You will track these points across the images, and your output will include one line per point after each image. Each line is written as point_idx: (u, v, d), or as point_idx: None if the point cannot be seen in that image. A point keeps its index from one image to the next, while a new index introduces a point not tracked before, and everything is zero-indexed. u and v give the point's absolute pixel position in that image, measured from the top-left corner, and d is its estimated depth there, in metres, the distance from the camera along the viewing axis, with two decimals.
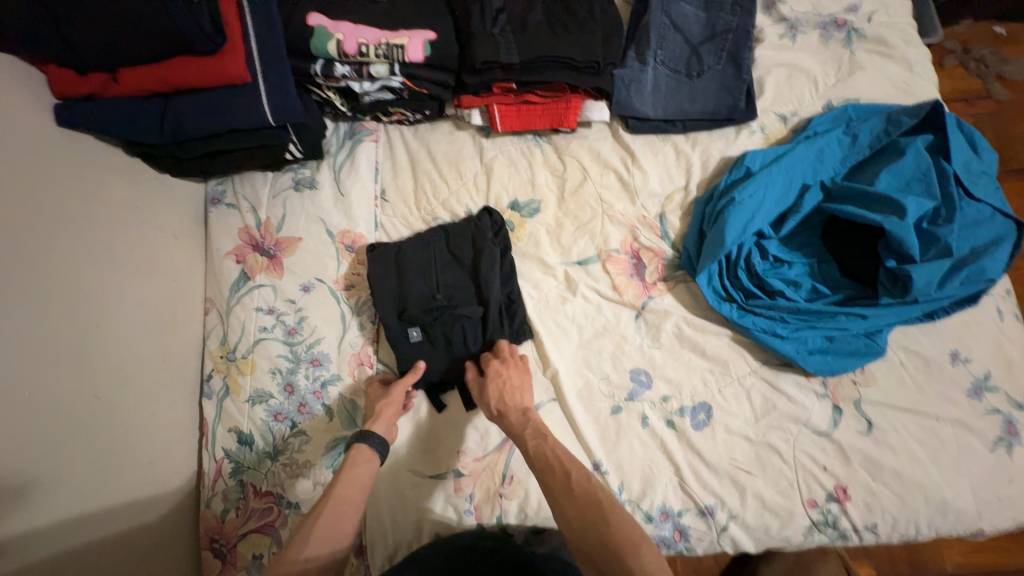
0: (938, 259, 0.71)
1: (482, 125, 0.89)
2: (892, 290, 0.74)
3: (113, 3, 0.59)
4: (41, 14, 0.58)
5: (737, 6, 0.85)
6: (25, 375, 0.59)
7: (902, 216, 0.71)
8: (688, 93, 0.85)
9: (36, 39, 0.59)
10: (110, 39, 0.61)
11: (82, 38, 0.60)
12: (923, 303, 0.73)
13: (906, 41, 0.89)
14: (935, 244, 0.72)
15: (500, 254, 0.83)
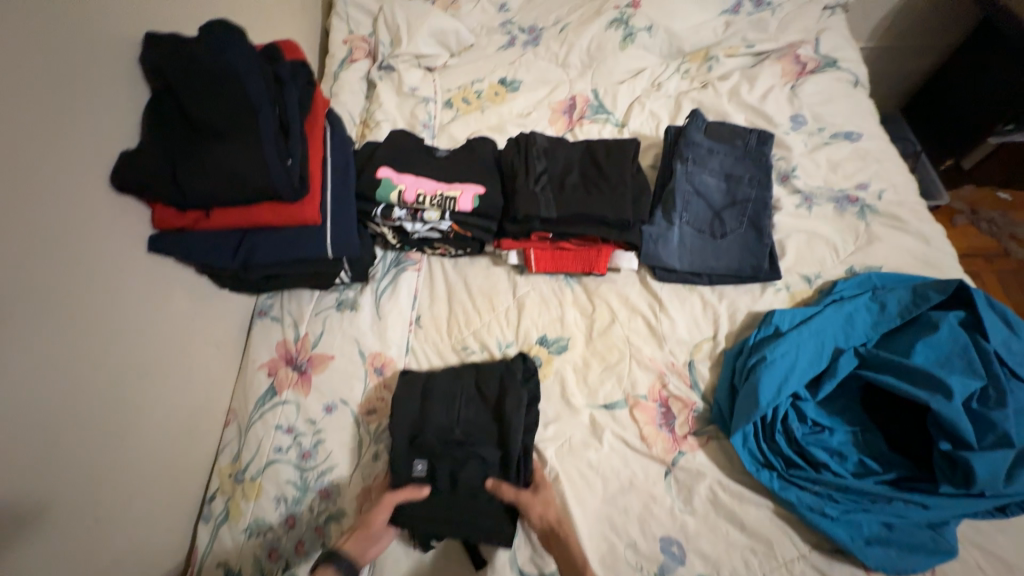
0: (998, 447, 0.66)
1: (517, 263, 0.97)
2: (953, 477, 0.68)
3: (225, 164, 0.69)
4: (167, 171, 0.69)
5: (754, 180, 0.95)
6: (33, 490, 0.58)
7: (949, 395, 0.69)
8: (713, 251, 0.91)
9: (155, 188, 0.69)
10: (215, 190, 0.70)
11: (193, 189, 0.69)
12: (993, 499, 0.66)
13: (919, 218, 0.96)
14: (991, 430, 0.68)
15: (526, 396, 0.82)
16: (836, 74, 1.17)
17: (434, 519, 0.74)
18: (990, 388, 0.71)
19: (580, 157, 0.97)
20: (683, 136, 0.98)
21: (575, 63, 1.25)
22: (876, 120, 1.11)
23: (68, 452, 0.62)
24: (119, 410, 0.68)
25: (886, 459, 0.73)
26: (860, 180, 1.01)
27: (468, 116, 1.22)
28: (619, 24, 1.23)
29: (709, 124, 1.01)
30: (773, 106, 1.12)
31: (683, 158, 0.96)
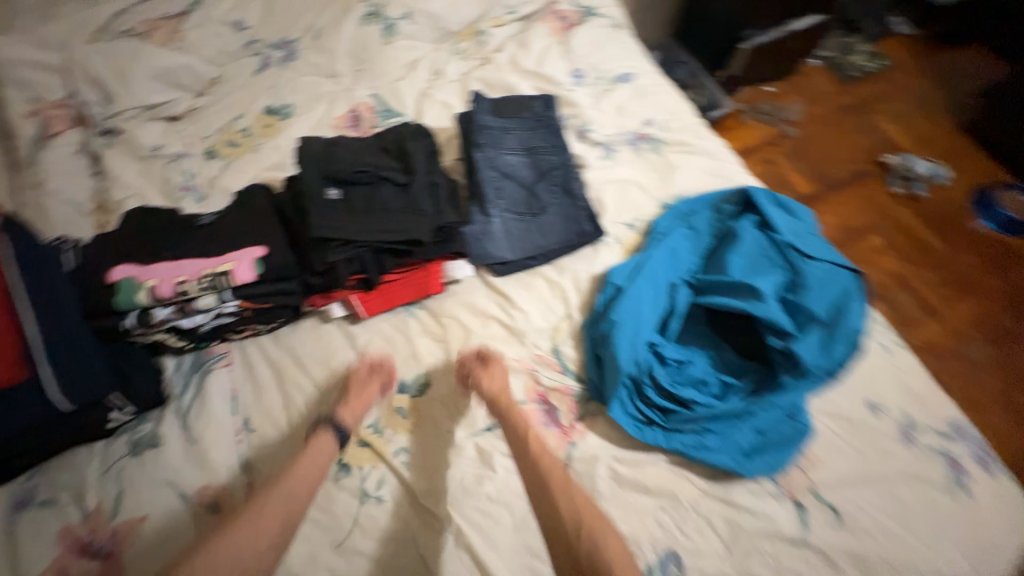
0: (810, 327, 0.74)
1: (346, 313, 0.84)
2: (789, 366, 0.74)
3: None
4: None
5: (554, 147, 0.93)
6: None
7: (764, 298, 0.75)
8: (538, 230, 0.87)
9: None
10: None
11: None
12: (821, 371, 0.73)
13: (700, 137, 1.04)
14: (803, 314, 0.75)
15: (428, 148, 0.85)
16: (596, 23, 1.21)
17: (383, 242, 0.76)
18: (792, 275, 0.78)
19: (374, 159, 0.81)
20: (473, 122, 0.92)
21: (345, 70, 1.12)
22: (642, 56, 1.18)
23: None
24: None
25: (739, 371, 0.78)
26: (646, 117, 1.05)
27: (239, 162, 1.02)
28: (375, 18, 1.12)
29: (495, 102, 0.96)
30: (553, 67, 1.13)
31: (479, 144, 0.90)
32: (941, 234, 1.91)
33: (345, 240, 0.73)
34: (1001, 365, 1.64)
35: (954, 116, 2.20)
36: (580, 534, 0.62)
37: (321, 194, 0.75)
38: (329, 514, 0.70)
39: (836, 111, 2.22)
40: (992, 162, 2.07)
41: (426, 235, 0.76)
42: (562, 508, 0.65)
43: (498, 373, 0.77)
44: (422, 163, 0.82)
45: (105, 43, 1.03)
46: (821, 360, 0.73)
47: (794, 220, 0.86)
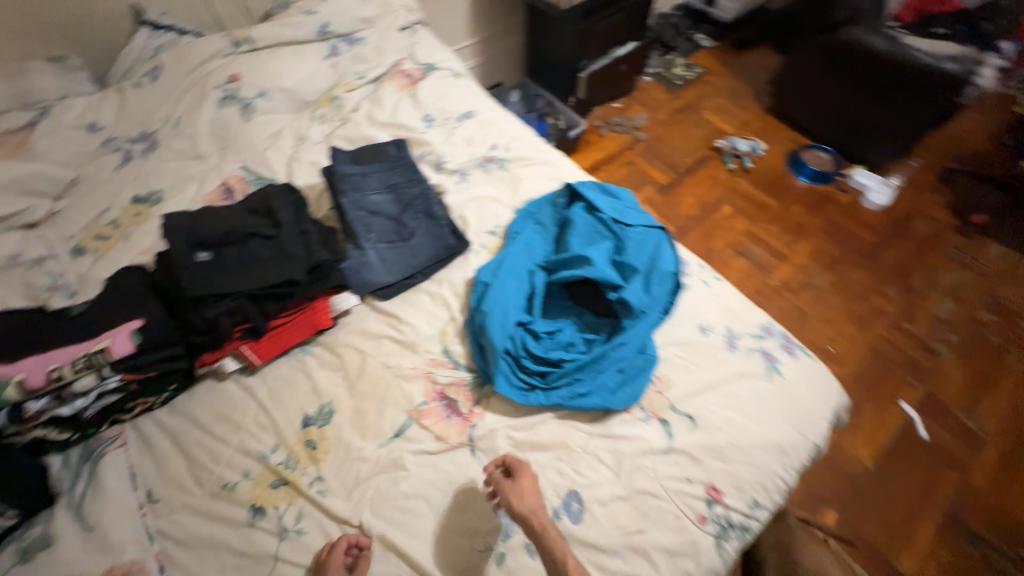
0: (634, 278, 0.91)
1: (240, 366, 0.87)
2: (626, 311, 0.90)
3: None
4: None
5: (412, 180, 1.07)
6: None
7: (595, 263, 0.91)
8: (410, 252, 0.99)
9: None
10: None
11: None
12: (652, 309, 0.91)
13: (537, 151, 1.24)
14: (627, 268, 0.92)
15: (294, 200, 0.94)
16: (437, 76, 1.41)
17: (263, 289, 0.82)
18: (617, 241, 0.97)
19: (240, 219, 0.88)
20: (335, 172, 1.04)
21: (210, 150, 1.20)
22: (481, 95, 1.38)
23: None
24: None
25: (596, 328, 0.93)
26: (490, 143, 1.24)
27: (110, 253, 1.03)
28: (230, 99, 1.21)
29: (353, 152, 1.09)
30: (405, 116, 1.30)
31: (343, 190, 1.02)
32: (772, 194, 2.33)
33: (222, 295, 0.80)
34: (839, 286, 2.01)
35: (759, 102, 2.72)
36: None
37: (190, 258, 0.80)
38: (250, 558, 0.71)
39: (673, 113, 2.65)
40: (795, 132, 2.59)
41: (302, 275, 0.85)
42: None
43: (526, 488, 0.74)
44: (289, 215, 0.92)
45: None
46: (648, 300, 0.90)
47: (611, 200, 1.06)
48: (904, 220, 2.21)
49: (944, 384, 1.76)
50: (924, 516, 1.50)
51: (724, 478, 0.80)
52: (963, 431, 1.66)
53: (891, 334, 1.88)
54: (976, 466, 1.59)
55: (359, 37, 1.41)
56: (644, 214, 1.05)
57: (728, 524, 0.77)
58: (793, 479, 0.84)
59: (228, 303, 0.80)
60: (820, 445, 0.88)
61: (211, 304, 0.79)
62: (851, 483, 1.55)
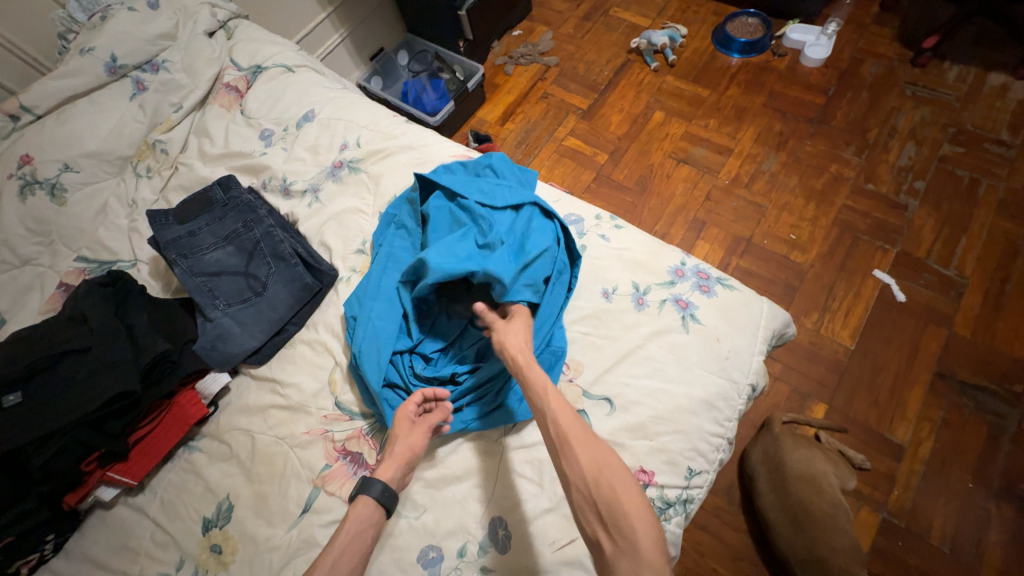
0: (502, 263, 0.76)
1: (121, 489, 0.79)
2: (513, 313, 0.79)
3: None
4: None
5: (250, 222, 0.93)
6: None
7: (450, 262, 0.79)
8: (268, 306, 0.88)
9: None
10: None
11: None
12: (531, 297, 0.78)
13: (393, 136, 1.07)
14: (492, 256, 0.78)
15: (118, 300, 0.84)
16: (266, 77, 1.20)
17: (93, 411, 0.72)
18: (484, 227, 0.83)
19: (53, 340, 0.77)
20: (158, 242, 0.90)
21: (34, 250, 1.04)
22: (321, 86, 1.18)
23: None
24: None
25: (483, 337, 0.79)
26: (339, 144, 1.07)
27: None
28: (32, 186, 1.04)
29: (175, 210, 0.94)
30: (239, 141, 1.12)
31: (171, 260, 0.88)
32: (706, 83, 2.10)
33: (47, 435, 0.70)
34: (792, 165, 1.85)
35: None
36: (597, 487, 0.58)
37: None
38: None
39: (581, 22, 2.35)
40: (717, 4, 2.30)
41: (135, 381, 0.74)
42: (583, 462, 0.60)
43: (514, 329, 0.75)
44: (106, 316, 0.80)
45: None
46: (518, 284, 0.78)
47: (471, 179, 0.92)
48: (852, 68, 1.99)
49: (918, 238, 1.65)
50: (914, 381, 1.46)
51: (653, 457, 0.73)
52: (942, 282, 1.57)
53: (855, 200, 1.74)
54: (961, 315, 1.52)
55: (162, 60, 1.19)
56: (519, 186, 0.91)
57: (664, 504, 0.71)
58: (730, 430, 0.77)
59: (58, 441, 0.71)
60: (756, 382, 0.79)
61: (36, 453, 0.70)
62: (836, 369, 1.50)
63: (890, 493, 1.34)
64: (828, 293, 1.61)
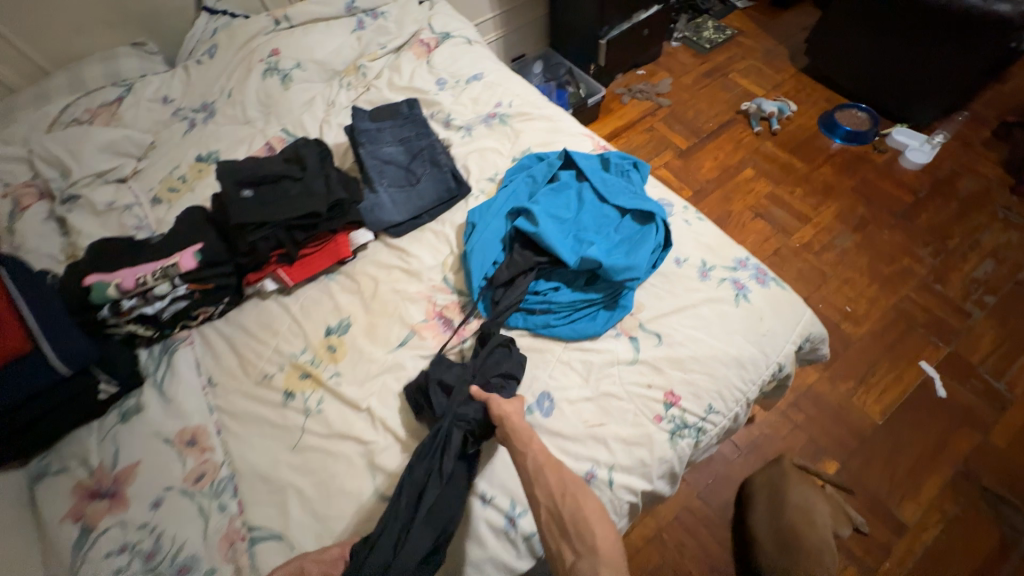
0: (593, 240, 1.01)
1: (278, 287, 1.06)
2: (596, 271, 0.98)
3: None
4: None
5: (421, 134, 1.22)
6: None
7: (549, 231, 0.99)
8: (417, 194, 1.14)
9: None
10: None
11: None
12: (608, 267, 0.95)
13: (538, 107, 1.34)
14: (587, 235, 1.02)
15: (320, 154, 1.13)
16: (452, 42, 1.52)
17: (290, 218, 1.00)
18: (595, 211, 1.08)
19: (277, 166, 1.08)
20: (354, 128, 1.20)
21: (256, 116, 1.39)
22: (491, 60, 1.49)
23: None
24: None
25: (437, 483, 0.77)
26: (495, 102, 1.35)
27: (181, 201, 1.27)
28: (272, 71, 1.40)
29: (371, 112, 1.25)
30: (420, 80, 1.43)
31: (361, 143, 1.18)
32: (801, 156, 2.26)
33: (259, 223, 0.98)
34: (866, 247, 1.95)
35: (795, 61, 2.60)
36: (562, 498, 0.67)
37: (237, 193, 1.00)
38: (285, 426, 0.91)
39: (701, 77, 2.60)
40: (832, 93, 2.47)
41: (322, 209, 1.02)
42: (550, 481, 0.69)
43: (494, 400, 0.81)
44: (313, 162, 1.09)
45: (59, 131, 1.29)
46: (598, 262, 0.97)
47: (599, 170, 1.14)
48: (948, 180, 2.08)
49: (974, 344, 1.69)
50: (934, 470, 1.49)
51: (683, 385, 0.89)
52: (988, 391, 1.61)
53: (918, 295, 1.81)
54: (999, 425, 1.54)
55: (381, 11, 1.55)
56: (637, 191, 1.11)
57: (682, 424, 0.87)
58: (752, 392, 0.92)
59: (261, 226, 0.98)
60: (783, 364, 0.95)
61: (246, 230, 0.97)
62: (858, 435, 1.57)
63: (883, 562, 1.37)
64: (870, 366, 1.68)
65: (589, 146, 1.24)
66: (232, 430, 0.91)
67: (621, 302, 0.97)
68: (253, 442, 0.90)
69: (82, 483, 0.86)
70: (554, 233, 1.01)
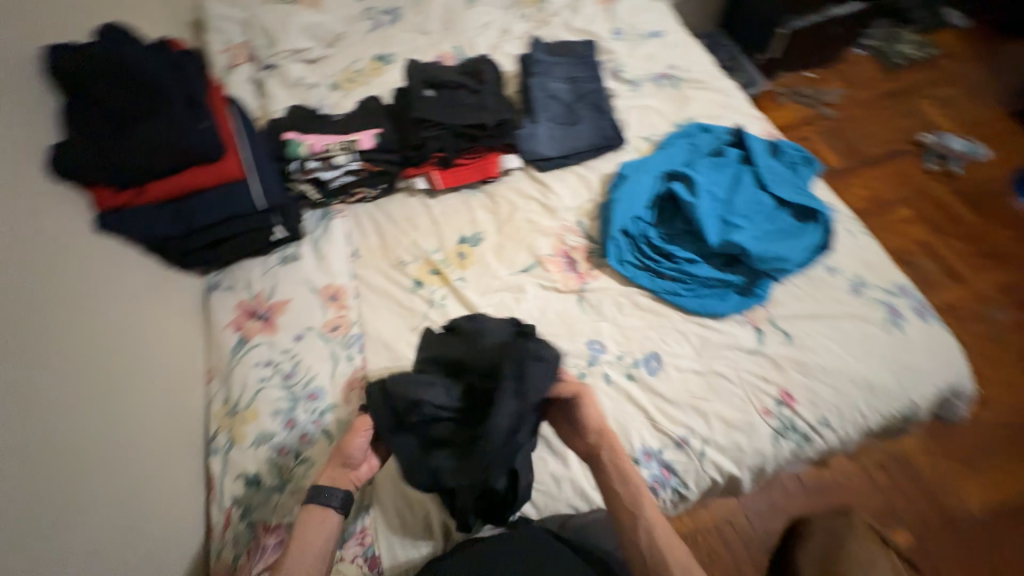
0: (745, 227, 0.98)
1: (427, 188, 1.14)
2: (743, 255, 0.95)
3: (158, 144, 0.88)
4: (140, 161, 0.87)
5: (591, 77, 1.21)
6: (81, 429, 0.69)
7: (700, 205, 0.99)
8: (573, 135, 1.15)
9: (144, 168, 0.87)
10: (147, 163, 0.87)
11: (136, 166, 0.87)
12: (752, 254, 0.93)
13: (714, 78, 1.27)
14: (738, 218, 0.99)
15: (494, 75, 1.17)
16: None
17: (460, 125, 1.09)
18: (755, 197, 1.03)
19: (456, 76, 1.15)
20: (529, 58, 1.23)
21: (434, 28, 1.45)
22: (673, 20, 1.42)
23: (77, 407, 0.70)
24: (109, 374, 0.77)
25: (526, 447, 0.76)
26: (669, 63, 1.30)
27: (357, 92, 1.35)
28: None
29: (547, 46, 1.27)
30: (597, 25, 1.40)
31: (533, 73, 1.21)
32: (976, 210, 1.96)
33: (434, 122, 1.08)
34: None
35: (1006, 101, 2.21)
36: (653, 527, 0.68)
37: (421, 91, 1.11)
38: (411, 308, 1.00)
39: (881, 94, 2.29)
40: None
41: (489, 121, 1.10)
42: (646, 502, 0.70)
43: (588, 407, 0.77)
44: (489, 82, 1.15)
45: (273, 7, 1.44)
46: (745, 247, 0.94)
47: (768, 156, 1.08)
48: None
49: None
50: None
51: (801, 389, 0.85)
52: None
53: None
54: None
55: None
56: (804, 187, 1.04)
57: (790, 427, 0.83)
58: (874, 422, 0.85)
59: (435, 123, 1.08)
60: (920, 406, 0.86)
61: (421, 127, 1.09)
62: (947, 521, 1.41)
63: None
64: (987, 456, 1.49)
65: (758, 130, 1.17)
66: (366, 298, 1.02)
67: (756, 291, 0.94)
68: (383, 313, 1.00)
69: (245, 302, 1.02)
70: (707, 210, 1.00)
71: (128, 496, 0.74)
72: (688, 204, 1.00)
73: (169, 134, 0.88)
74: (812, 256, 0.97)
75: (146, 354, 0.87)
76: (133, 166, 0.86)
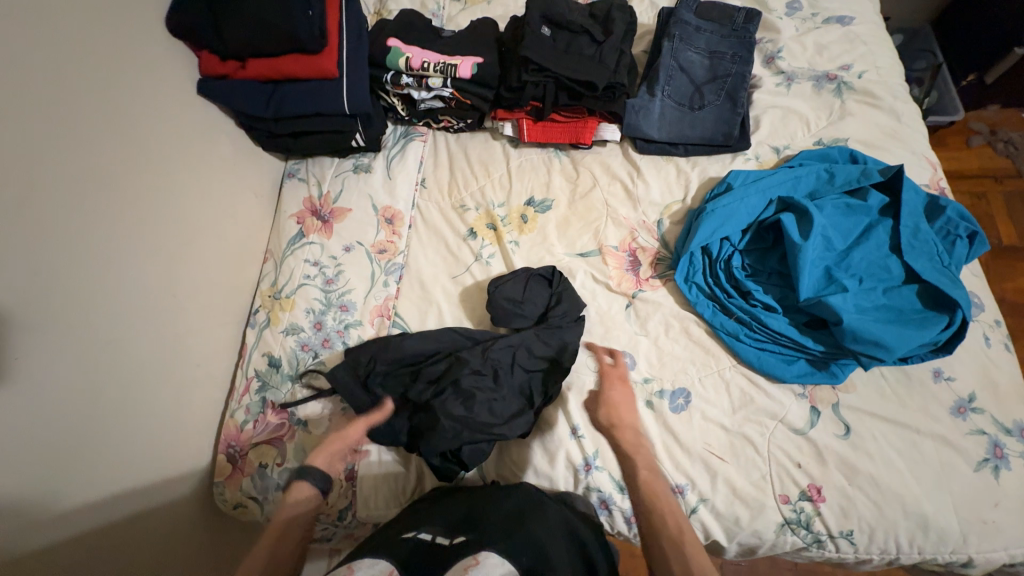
0: (850, 293, 0.81)
1: (512, 135, 1.07)
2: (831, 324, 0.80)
3: (264, 22, 0.87)
4: (245, 36, 0.88)
5: (737, 57, 1.01)
6: (144, 275, 0.78)
7: (804, 250, 0.83)
8: (689, 122, 0.99)
9: (252, 44, 0.89)
10: (253, 39, 0.89)
11: (244, 40, 0.89)
12: (841, 326, 0.78)
13: (895, 96, 1.00)
14: (845, 280, 0.82)
15: (625, 26, 1.01)
16: None
17: (566, 77, 0.96)
18: (877, 260, 0.85)
19: (581, 18, 1.01)
20: (673, 15, 1.04)
21: None
22: (873, 4, 1.11)
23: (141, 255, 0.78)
24: (179, 233, 0.85)
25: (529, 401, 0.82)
26: (844, 62, 1.04)
27: (474, 8, 1.24)
28: None
29: (700, 4, 1.06)
30: None
31: (670, 35, 1.02)
32: None
33: (539, 68, 0.97)
34: None
35: None
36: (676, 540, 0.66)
37: (538, 28, 0.99)
38: (456, 255, 0.98)
39: None
40: None
41: (601, 80, 0.95)
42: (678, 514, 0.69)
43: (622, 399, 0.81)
44: (616, 33, 0.99)
45: None
46: (837, 316, 0.79)
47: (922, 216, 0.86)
48: None
49: None
50: None
51: (836, 491, 0.74)
52: None
53: None
54: None
55: None
56: (950, 269, 0.83)
57: (804, 524, 0.74)
58: (908, 559, 0.73)
59: (541, 68, 0.96)
60: (978, 567, 0.71)
61: (523, 69, 0.98)
62: None
63: None
64: None
65: (923, 177, 0.93)
66: (418, 232, 1.01)
67: (831, 368, 0.81)
68: (429, 252, 0.99)
69: (311, 199, 1.05)
70: (810, 258, 0.83)
71: (172, 342, 0.83)
72: (791, 245, 0.84)
73: (275, 13, 0.86)
74: (923, 354, 0.80)
75: (217, 227, 0.93)
76: (239, 41, 0.88)
